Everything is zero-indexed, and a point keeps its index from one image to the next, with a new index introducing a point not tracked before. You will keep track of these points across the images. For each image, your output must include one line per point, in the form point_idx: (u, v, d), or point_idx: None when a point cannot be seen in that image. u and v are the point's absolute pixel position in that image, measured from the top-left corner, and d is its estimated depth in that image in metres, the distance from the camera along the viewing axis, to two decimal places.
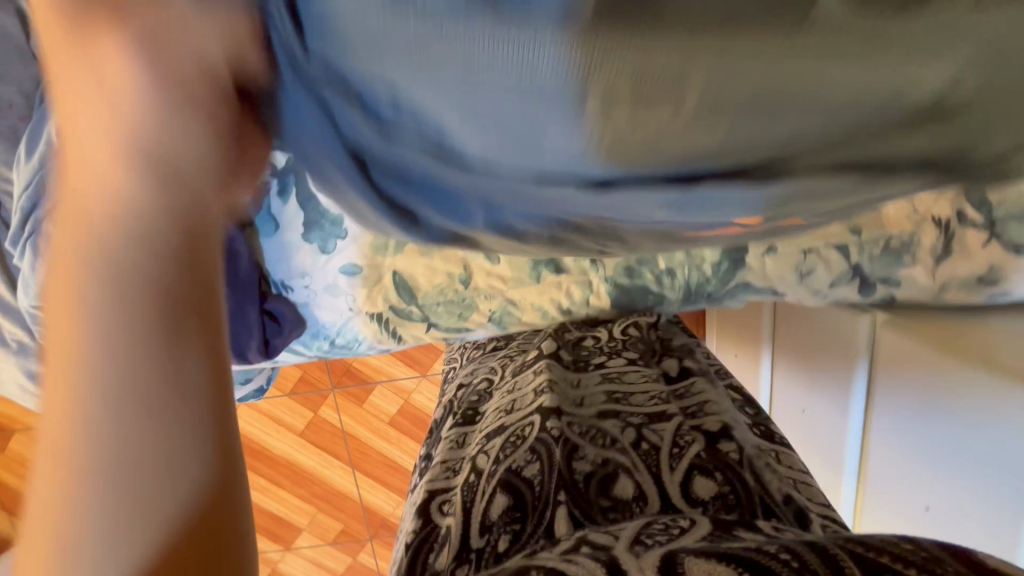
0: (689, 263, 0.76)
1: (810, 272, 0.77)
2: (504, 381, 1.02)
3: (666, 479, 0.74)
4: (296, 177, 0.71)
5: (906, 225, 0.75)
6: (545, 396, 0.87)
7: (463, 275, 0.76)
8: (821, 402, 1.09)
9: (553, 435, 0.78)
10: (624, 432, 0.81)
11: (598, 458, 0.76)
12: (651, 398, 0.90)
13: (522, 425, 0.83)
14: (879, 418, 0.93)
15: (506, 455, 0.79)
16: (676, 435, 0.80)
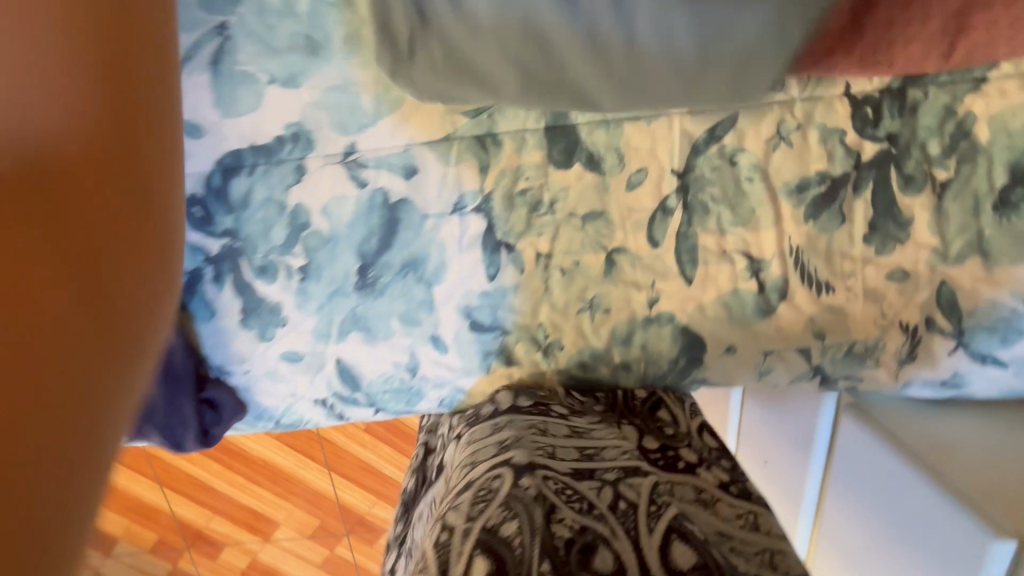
0: (645, 361, 0.72)
1: (769, 372, 0.74)
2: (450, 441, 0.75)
3: (643, 546, 0.55)
4: (232, 266, 0.68)
5: (872, 330, 0.72)
6: (515, 453, 0.63)
7: (410, 363, 0.73)
8: (783, 461, 1.06)
9: (529, 492, 0.58)
10: (601, 492, 0.60)
11: (576, 521, 0.57)
12: (627, 459, 0.65)
13: (488, 478, 0.62)
14: (838, 488, 0.92)
15: (476, 512, 0.58)
16: (654, 493, 0.61)
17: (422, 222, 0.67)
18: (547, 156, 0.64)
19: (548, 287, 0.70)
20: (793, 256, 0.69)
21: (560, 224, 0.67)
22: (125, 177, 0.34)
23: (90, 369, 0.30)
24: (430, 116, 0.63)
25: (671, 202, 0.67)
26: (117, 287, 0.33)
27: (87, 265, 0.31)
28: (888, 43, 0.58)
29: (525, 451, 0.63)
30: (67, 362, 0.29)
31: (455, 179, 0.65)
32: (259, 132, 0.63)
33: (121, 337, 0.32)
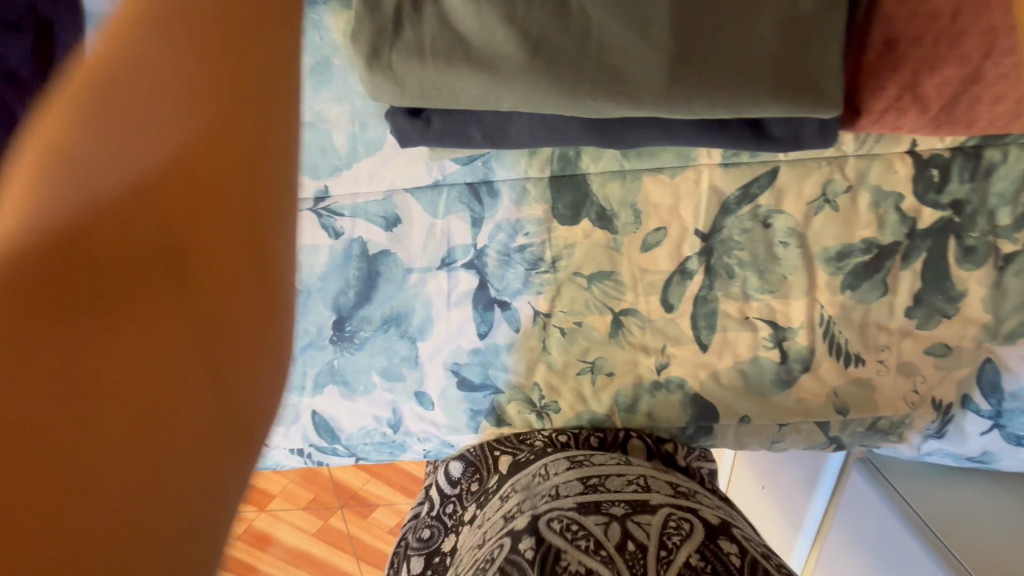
0: (648, 428, 0.66)
1: (782, 442, 0.67)
2: (444, 497, 0.69)
3: None
4: None
5: (902, 407, 0.64)
6: (518, 518, 0.57)
7: (392, 419, 0.67)
8: (783, 491, 1.00)
9: (527, 556, 0.52)
10: (607, 532, 0.54)
11: (580, 566, 0.51)
12: (634, 490, 0.58)
13: (491, 548, 0.55)
14: (836, 533, 0.87)
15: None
16: (664, 529, 0.54)
17: (405, 275, 0.59)
18: (551, 210, 0.56)
19: (546, 346, 0.63)
20: (823, 326, 0.61)
21: (561, 283, 0.59)
22: (263, 73, 0.31)
23: (223, 326, 0.29)
24: (415, 162, 0.55)
25: (691, 265, 0.58)
26: (234, 172, 0.29)
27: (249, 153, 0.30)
28: (974, 101, 0.47)
29: (529, 510, 0.57)
30: (165, 292, 0.27)
31: (443, 232, 0.57)
32: None
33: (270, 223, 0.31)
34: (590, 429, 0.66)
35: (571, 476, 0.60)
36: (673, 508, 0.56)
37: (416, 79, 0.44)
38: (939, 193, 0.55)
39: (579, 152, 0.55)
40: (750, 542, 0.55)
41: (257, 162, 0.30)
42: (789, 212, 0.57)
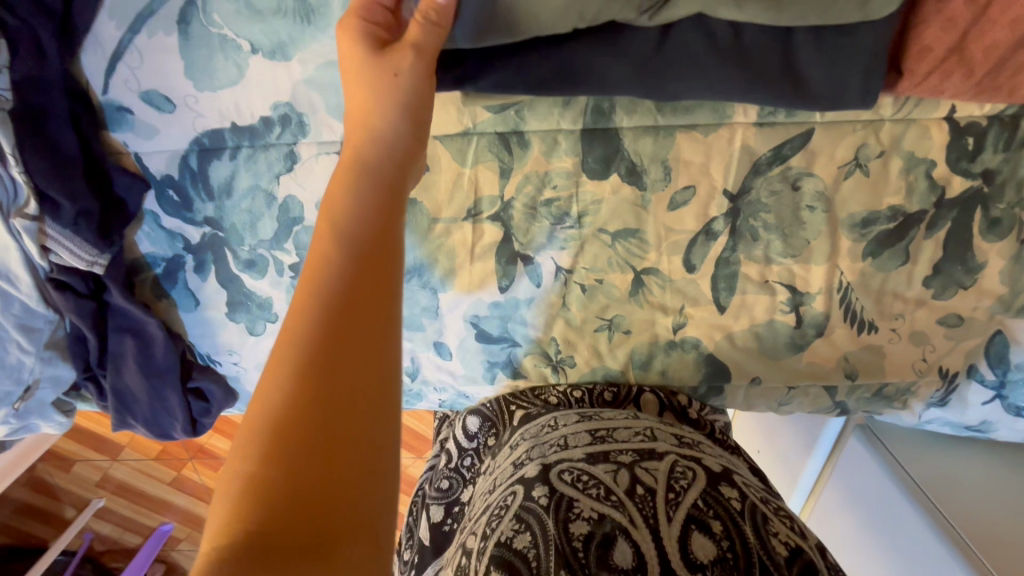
0: (661, 385, 0.67)
1: (789, 404, 0.69)
2: (462, 450, 0.73)
3: (662, 535, 0.50)
4: (216, 256, 0.60)
5: (908, 375, 0.66)
6: (528, 465, 0.59)
7: (410, 367, 0.69)
8: (781, 452, 1.04)
9: (541, 501, 0.54)
10: (616, 478, 0.55)
11: (593, 512, 0.53)
12: (641, 439, 0.60)
13: (504, 495, 0.58)
14: (829, 493, 0.91)
15: (492, 529, 0.55)
16: (672, 473, 0.56)
17: (430, 224, 0.59)
18: (580, 163, 0.56)
19: (566, 302, 0.64)
20: (841, 292, 0.62)
21: (585, 238, 0.59)
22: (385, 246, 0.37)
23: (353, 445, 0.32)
24: (447, 108, 0.54)
25: (717, 226, 0.59)
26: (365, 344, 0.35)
27: (359, 381, 0.34)
28: (1019, 66, 0.47)
29: (538, 457, 0.59)
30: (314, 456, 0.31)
31: (470, 181, 0.57)
32: (240, 111, 0.53)
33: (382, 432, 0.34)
34: (604, 384, 0.68)
35: (579, 427, 0.62)
36: (677, 457, 0.58)
37: (463, 21, 0.45)
38: (973, 162, 0.55)
39: (614, 105, 0.54)
40: (750, 486, 0.57)
41: (368, 386, 0.34)
42: (820, 177, 0.56)
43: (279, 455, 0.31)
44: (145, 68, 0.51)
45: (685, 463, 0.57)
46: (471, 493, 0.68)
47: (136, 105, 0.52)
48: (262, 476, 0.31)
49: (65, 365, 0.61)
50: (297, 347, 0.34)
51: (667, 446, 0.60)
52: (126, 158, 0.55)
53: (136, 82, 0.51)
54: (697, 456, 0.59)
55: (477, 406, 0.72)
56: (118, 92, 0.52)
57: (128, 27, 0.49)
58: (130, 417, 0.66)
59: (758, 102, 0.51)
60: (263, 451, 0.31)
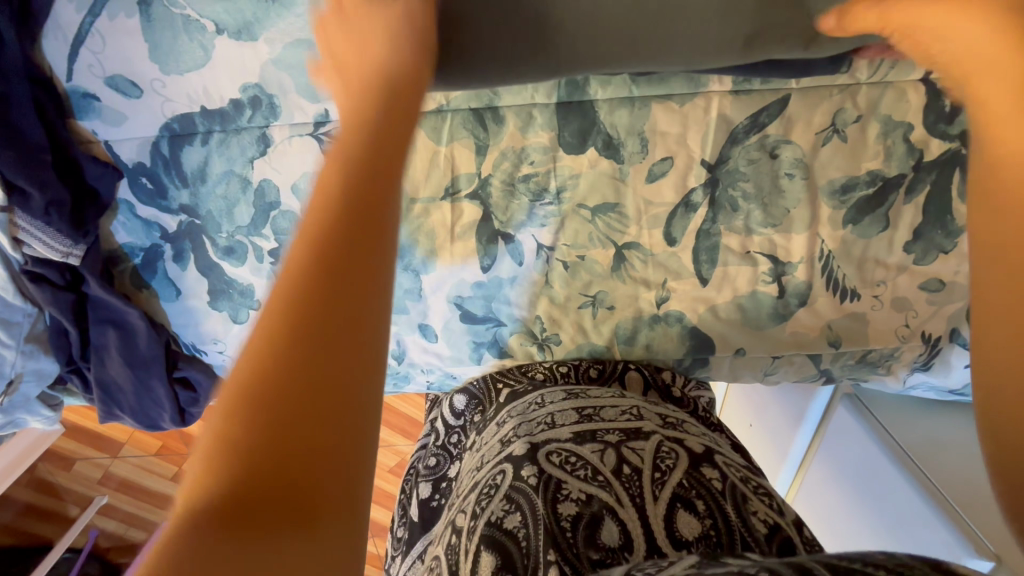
0: (647, 359, 0.68)
1: (774, 373, 0.70)
2: (449, 428, 0.74)
3: (648, 514, 0.52)
4: (194, 244, 0.60)
5: (891, 341, 0.66)
6: (515, 443, 0.59)
7: (396, 350, 0.69)
8: (771, 425, 1.05)
9: (530, 481, 0.54)
10: (603, 458, 0.56)
11: (581, 493, 0.54)
12: (628, 419, 0.61)
13: (492, 472, 0.58)
14: (820, 463, 0.92)
15: (482, 508, 0.55)
16: (657, 453, 0.57)
17: (407, 206, 0.58)
18: (556, 138, 0.55)
19: (549, 280, 0.64)
20: (823, 261, 0.62)
21: (564, 215, 0.59)
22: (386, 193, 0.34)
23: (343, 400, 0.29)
24: None
25: (696, 197, 0.58)
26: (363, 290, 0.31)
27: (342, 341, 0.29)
28: None
29: (525, 435, 0.60)
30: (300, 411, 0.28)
31: (446, 161, 0.56)
32: (208, 95, 0.52)
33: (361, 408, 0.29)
34: (591, 361, 0.68)
35: (567, 405, 0.62)
36: (662, 436, 0.59)
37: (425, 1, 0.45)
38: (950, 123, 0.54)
39: (588, 77, 0.53)
40: (730, 460, 0.59)
41: (361, 342, 0.30)
42: (798, 143, 0.56)
43: (246, 413, 0.27)
44: (108, 52, 0.50)
45: (670, 442, 0.58)
46: (459, 474, 0.68)
47: (101, 91, 0.52)
48: (242, 410, 0.27)
49: (47, 359, 0.61)
50: (294, 280, 0.30)
51: (652, 425, 0.60)
52: (95, 147, 0.54)
53: (100, 67, 0.50)
54: (681, 434, 0.60)
55: (465, 386, 0.73)
56: (83, 78, 0.51)
57: (88, 10, 0.48)
58: (116, 410, 0.66)
59: (732, 68, 0.50)
60: (241, 392, 0.27)
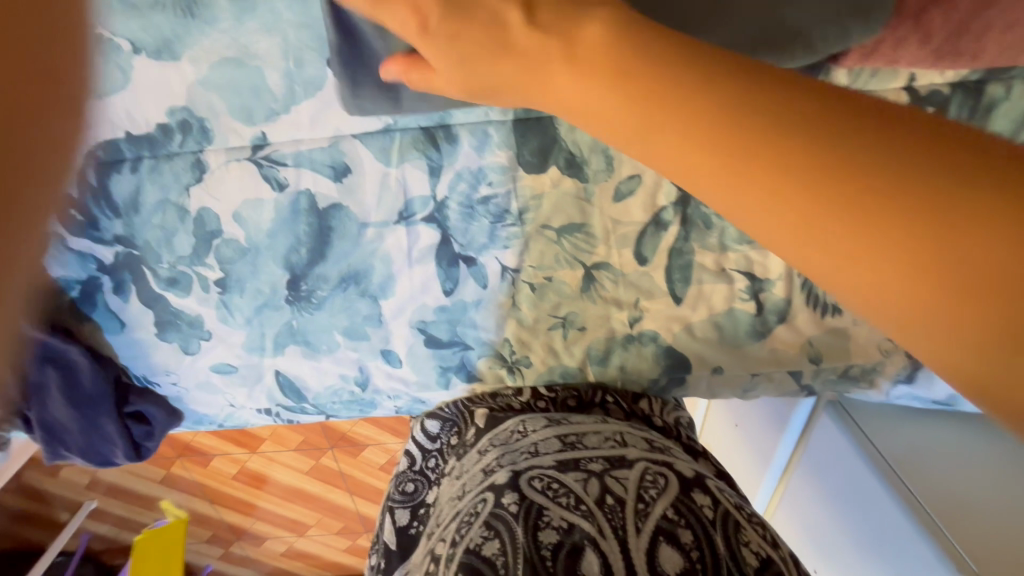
0: (622, 380, 0.65)
1: (753, 390, 0.67)
2: (425, 453, 0.71)
3: (631, 547, 0.49)
4: (135, 276, 0.56)
5: (873, 354, 0.64)
6: (498, 471, 0.56)
7: (359, 377, 0.66)
8: (753, 428, 1.03)
9: (510, 508, 0.52)
10: (586, 487, 0.53)
11: (563, 522, 0.51)
12: (612, 447, 0.58)
13: (474, 500, 0.55)
14: (803, 469, 0.90)
15: (460, 537, 0.52)
16: (641, 482, 0.54)
17: (358, 231, 0.54)
18: (515, 157, 0.52)
19: (516, 303, 0.60)
20: (801, 276, 0.60)
21: (528, 236, 0.56)
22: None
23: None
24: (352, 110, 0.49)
25: (667, 216, 0.56)
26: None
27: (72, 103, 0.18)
28: (984, 26, 0.44)
29: (509, 464, 0.57)
30: None
31: (398, 183, 0.52)
32: (132, 119, 0.48)
33: (61, 110, 0.17)
34: (565, 386, 0.65)
35: (550, 432, 0.60)
36: (647, 464, 0.56)
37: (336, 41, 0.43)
38: None
39: None
40: (718, 488, 0.56)
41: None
42: None
43: None
44: None
45: (657, 470, 0.56)
46: (439, 503, 0.65)
47: None
48: None
49: None
50: None
51: (639, 452, 0.58)
52: None
53: None
54: (668, 461, 0.57)
55: (435, 410, 0.70)
56: None
57: None
58: (65, 449, 0.63)
59: None
60: None
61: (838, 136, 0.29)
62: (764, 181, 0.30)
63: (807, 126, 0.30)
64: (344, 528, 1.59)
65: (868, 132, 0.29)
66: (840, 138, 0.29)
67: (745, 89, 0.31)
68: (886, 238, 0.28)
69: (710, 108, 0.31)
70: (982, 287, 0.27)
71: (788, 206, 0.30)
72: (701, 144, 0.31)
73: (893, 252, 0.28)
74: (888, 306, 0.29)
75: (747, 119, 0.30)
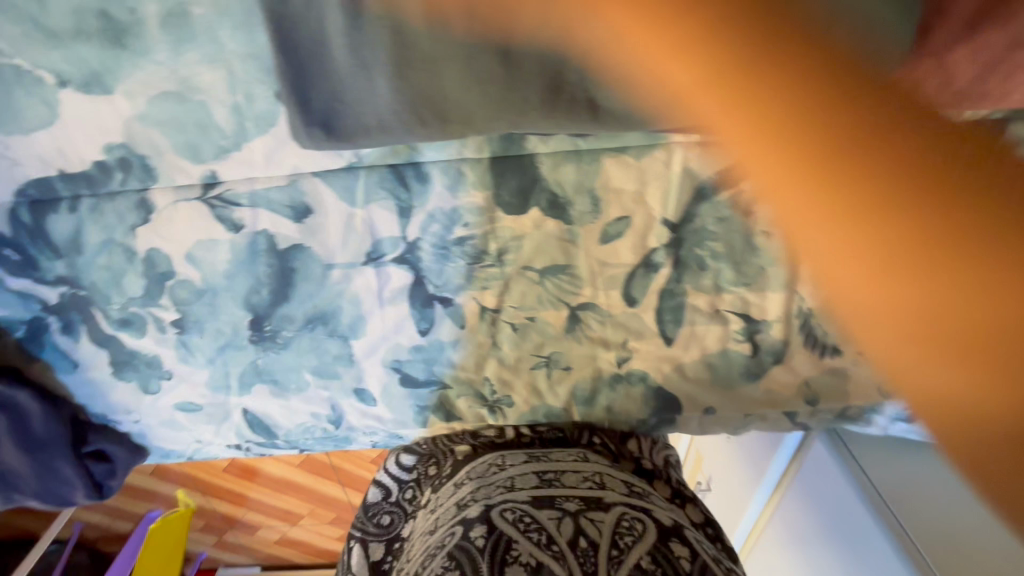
0: (609, 420, 0.62)
1: (746, 428, 0.63)
2: (402, 484, 0.69)
3: None
4: (84, 317, 0.52)
5: (873, 397, 0.60)
6: (471, 506, 0.54)
7: (332, 415, 0.62)
8: (746, 444, 1.01)
9: (477, 543, 0.50)
10: (559, 526, 0.51)
11: (531, 558, 0.48)
12: (590, 486, 0.56)
13: (444, 534, 0.53)
14: (794, 492, 0.88)
15: (423, 569, 0.51)
16: (617, 528, 0.51)
17: (324, 272, 0.50)
18: (493, 197, 0.47)
19: (496, 342, 0.57)
20: (801, 318, 0.55)
21: (509, 278, 0.52)
22: None
23: None
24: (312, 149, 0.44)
25: (658, 257, 0.51)
26: None
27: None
28: (1014, 70, 0.39)
29: (483, 498, 0.55)
30: None
31: (365, 223, 0.48)
32: (67, 156, 0.43)
33: None
34: (547, 425, 0.62)
35: (527, 469, 0.58)
36: (626, 509, 0.54)
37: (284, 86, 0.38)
38: None
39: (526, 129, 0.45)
40: (697, 540, 0.53)
41: None
42: None
43: None
44: None
45: (635, 515, 0.53)
46: (411, 543, 0.61)
47: None
48: None
49: None
50: None
51: (618, 494, 0.56)
52: None
53: None
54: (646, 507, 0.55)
55: (412, 444, 0.67)
56: None
57: None
58: (18, 492, 0.59)
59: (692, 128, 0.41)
60: None
61: (888, 163, 0.31)
62: (808, 194, 0.32)
63: (826, 120, 0.31)
64: (335, 519, 1.58)
65: (882, 130, 0.31)
66: (885, 163, 0.31)
67: (773, 78, 0.31)
68: (946, 311, 0.32)
69: (778, 101, 0.32)
70: (990, 346, 0.32)
71: (799, 196, 0.32)
72: (732, 112, 0.33)
73: (975, 325, 0.32)
74: (863, 303, 0.33)
75: (773, 105, 0.32)
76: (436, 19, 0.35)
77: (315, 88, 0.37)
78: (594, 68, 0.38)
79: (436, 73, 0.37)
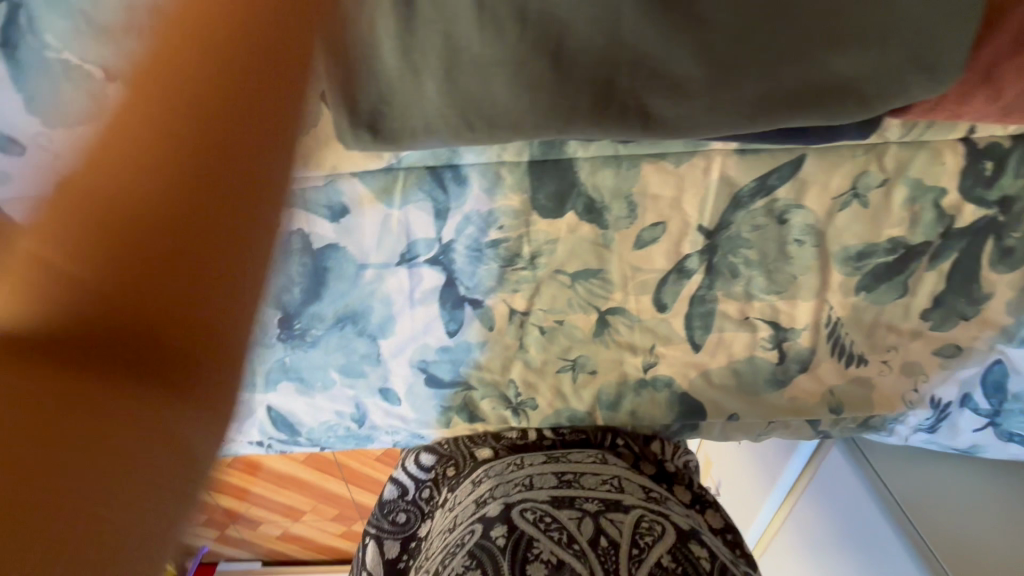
0: (632, 425, 0.62)
1: (768, 434, 0.64)
2: (419, 483, 0.68)
3: None
4: None
5: (897, 408, 0.60)
6: (490, 505, 0.55)
7: (356, 414, 0.62)
8: (758, 450, 1.00)
9: (498, 543, 0.50)
10: (580, 526, 0.51)
11: (553, 558, 0.49)
12: (609, 488, 0.56)
13: (463, 533, 0.54)
14: (807, 498, 0.88)
15: (443, 568, 0.51)
16: (637, 528, 0.52)
17: (356, 271, 0.50)
18: (530, 200, 0.47)
19: (523, 344, 0.57)
20: (829, 327, 0.55)
21: (540, 281, 0.52)
22: None
23: None
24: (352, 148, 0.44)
25: (691, 263, 0.51)
26: None
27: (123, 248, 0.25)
28: None
29: (502, 498, 0.55)
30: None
31: (401, 224, 0.48)
32: None
33: None
34: (569, 428, 0.62)
35: (546, 469, 0.58)
36: (644, 509, 0.54)
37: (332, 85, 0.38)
38: (991, 191, 0.47)
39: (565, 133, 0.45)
40: (715, 541, 0.54)
41: None
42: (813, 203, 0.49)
43: None
44: None
45: (654, 515, 0.54)
46: (429, 539, 0.62)
47: None
48: None
49: None
50: None
51: (638, 494, 0.56)
52: None
53: None
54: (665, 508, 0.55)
55: (432, 444, 0.67)
56: None
57: None
58: None
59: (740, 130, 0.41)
60: None
61: None
62: None
63: None
64: (339, 515, 1.58)
65: None
66: None
67: None
68: None
69: None
70: None
71: None
72: None
73: None
74: None
75: None
76: (488, 22, 0.35)
77: (364, 89, 0.38)
78: (647, 75, 0.38)
79: (485, 75, 0.37)
